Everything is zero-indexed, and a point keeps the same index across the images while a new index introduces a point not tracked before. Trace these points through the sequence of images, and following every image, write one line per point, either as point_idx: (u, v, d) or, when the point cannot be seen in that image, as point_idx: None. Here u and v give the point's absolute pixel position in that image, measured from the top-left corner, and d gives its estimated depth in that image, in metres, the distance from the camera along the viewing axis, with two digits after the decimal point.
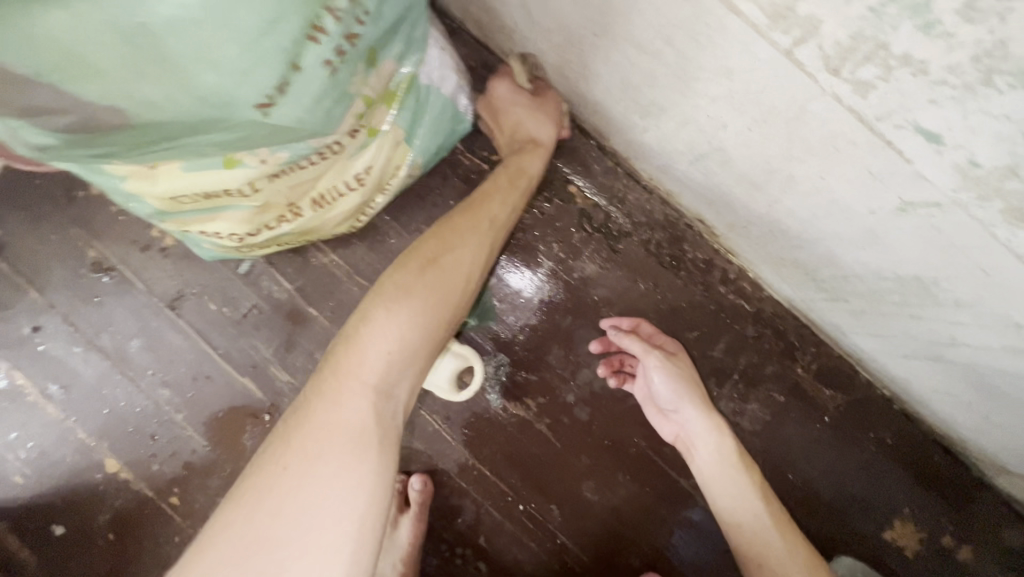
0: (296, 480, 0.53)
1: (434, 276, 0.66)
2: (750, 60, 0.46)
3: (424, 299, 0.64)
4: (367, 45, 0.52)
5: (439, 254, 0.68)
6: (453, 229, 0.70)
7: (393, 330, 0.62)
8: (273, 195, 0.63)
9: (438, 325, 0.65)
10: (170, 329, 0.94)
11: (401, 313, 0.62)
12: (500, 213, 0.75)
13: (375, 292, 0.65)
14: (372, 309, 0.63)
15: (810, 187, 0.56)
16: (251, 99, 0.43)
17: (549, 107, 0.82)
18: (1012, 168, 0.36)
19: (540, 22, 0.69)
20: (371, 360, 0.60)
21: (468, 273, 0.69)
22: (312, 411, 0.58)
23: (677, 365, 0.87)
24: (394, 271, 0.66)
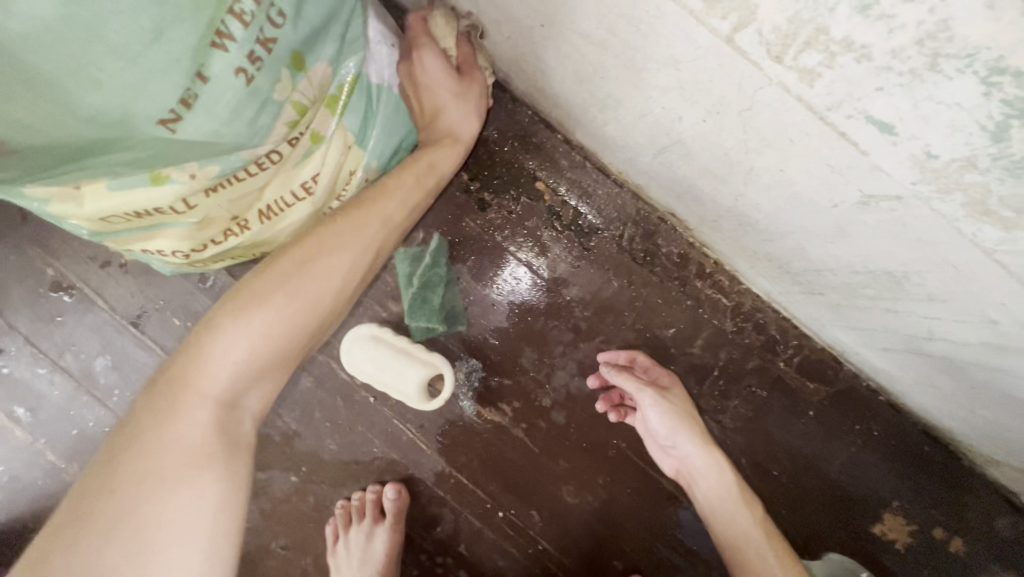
0: (118, 503, 0.52)
1: (304, 281, 0.64)
2: (694, 48, 0.43)
3: (257, 305, 0.62)
4: (289, 48, 0.48)
5: (304, 255, 0.65)
6: (335, 230, 0.68)
7: (243, 340, 0.60)
8: (212, 210, 0.60)
9: (297, 331, 0.64)
10: (134, 346, 0.91)
11: (257, 322, 0.61)
12: (393, 208, 0.72)
13: (229, 300, 0.63)
14: (218, 318, 0.61)
15: (772, 180, 0.53)
16: (150, 114, 0.40)
17: (473, 92, 0.76)
18: (970, 161, 0.33)
19: (487, 13, 0.66)
20: (217, 373, 0.59)
21: (345, 277, 0.68)
22: (125, 430, 0.57)
23: (674, 401, 0.82)
24: (250, 278, 0.64)
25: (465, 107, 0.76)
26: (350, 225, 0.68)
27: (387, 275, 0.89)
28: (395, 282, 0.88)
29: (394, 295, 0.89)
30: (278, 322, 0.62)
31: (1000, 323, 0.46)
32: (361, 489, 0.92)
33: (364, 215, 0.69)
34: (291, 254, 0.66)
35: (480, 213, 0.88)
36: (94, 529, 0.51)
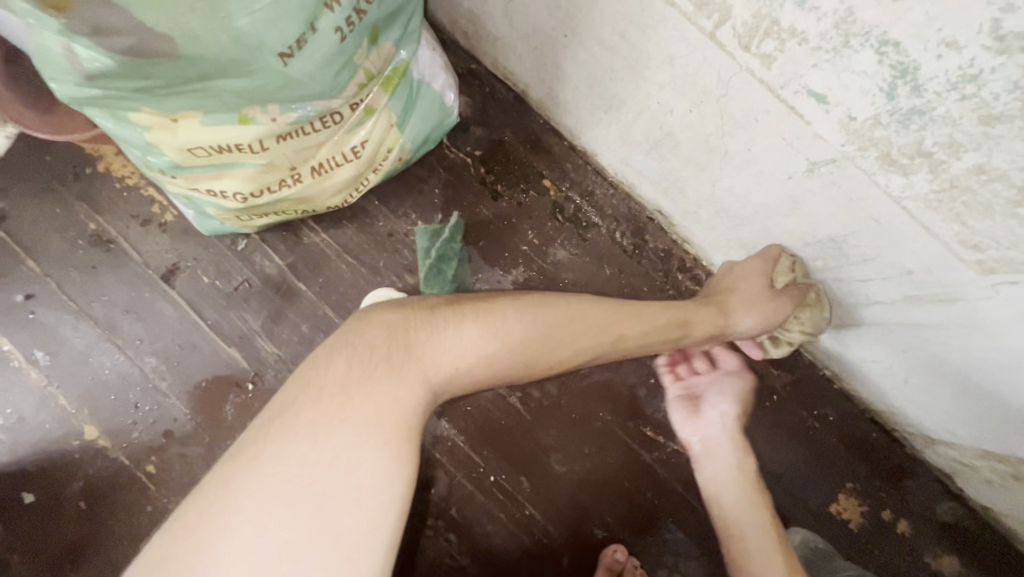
0: (334, 443, 0.55)
1: (547, 322, 0.66)
2: (686, 45, 0.57)
3: (494, 327, 0.64)
4: (371, 23, 0.62)
5: (549, 297, 0.69)
6: (563, 299, 0.70)
7: (475, 350, 0.63)
8: (278, 156, 0.71)
9: (505, 373, 0.65)
10: (162, 300, 0.98)
11: (488, 343, 0.63)
12: (631, 328, 0.71)
13: (468, 302, 0.65)
14: (466, 318, 0.64)
15: (741, 160, 0.66)
16: (276, 47, 0.51)
17: (772, 305, 0.76)
18: (876, 118, 0.47)
19: (519, 28, 0.81)
20: (448, 363, 0.62)
21: (565, 341, 0.68)
22: (360, 361, 0.60)
23: (731, 382, 0.96)
24: (495, 297, 0.67)
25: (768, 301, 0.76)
26: (590, 300, 0.71)
27: (406, 250, 0.99)
28: (414, 257, 0.99)
29: (411, 268, 0.99)
30: (511, 357, 0.64)
31: (914, 273, 0.59)
32: None
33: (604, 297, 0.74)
34: (523, 297, 0.67)
35: (493, 201, 1.01)
36: (308, 452, 0.55)
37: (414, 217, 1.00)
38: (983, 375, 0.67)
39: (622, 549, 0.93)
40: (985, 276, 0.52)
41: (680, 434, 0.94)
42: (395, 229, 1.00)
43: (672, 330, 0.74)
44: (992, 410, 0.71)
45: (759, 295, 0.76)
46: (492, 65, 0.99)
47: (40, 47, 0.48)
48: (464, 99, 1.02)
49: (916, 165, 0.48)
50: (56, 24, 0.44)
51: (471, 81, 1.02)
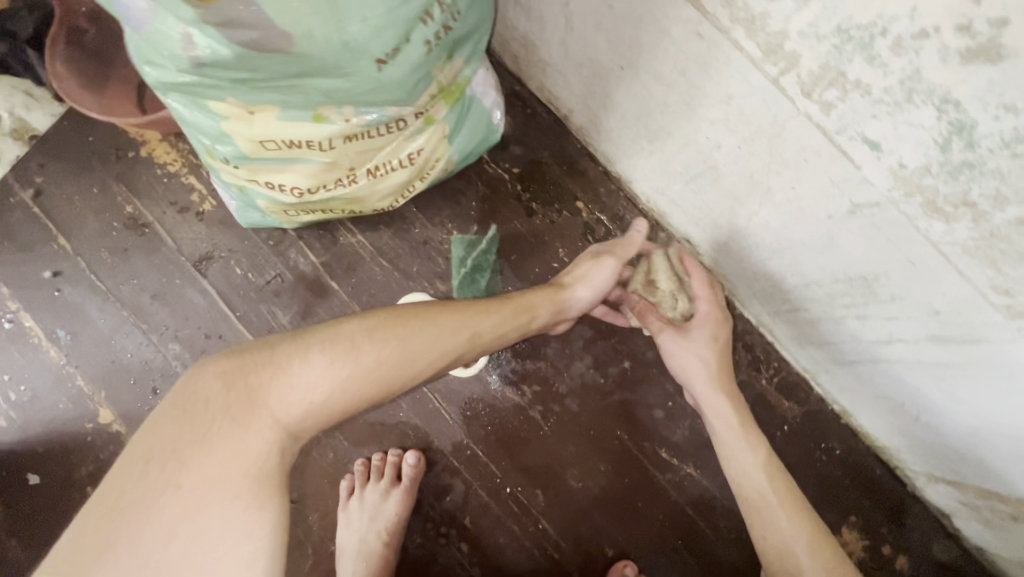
0: (179, 512, 0.51)
1: (391, 342, 0.66)
2: (746, 86, 0.62)
3: (343, 355, 0.62)
4: (452, 39, 0.65)
5: (391, 315, 0.68)
6: (427, 317, 0.71)
7: (330, 382, 0.61)
8: (342, 156, 0.73)
9: (377, 393, 0.64)
10: (192, 288, 0.98)
11: (341, 370, 0.62)
12: (478, 322, 0.76)
13: (303, 335, 0.63)
14: (310, 349, 0.62)
15: (782, 197, 0.71)
16: (376, 53, 0.54)
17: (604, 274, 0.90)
18: (926, 167, 0.51)
19: (575, 57, 0.86)
20: (300, 400, 0.59)
21: (433, 354, 0.70)
22: (193, 421, 0.55)
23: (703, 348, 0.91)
24: (330, 324, 0.65)
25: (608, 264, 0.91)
26: (431, 311, 0.72)
27: (440, 257, 1.02)
28: (447, 265, 1.01)
29: (443, 276, 1.01)
30: (369, 379, 0.63)
31: (941, 313, 0.64)
32: (382, 450, 0.98)
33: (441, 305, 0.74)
34: (371, 317, 0.67)
35: (527, 218, 1.04)
36: (156, 526, 0.50)
37: (450, 227, 1.02)
38: (996, 416, 0.71)
39: (631, 565, 0.95)
40: (1012, 320, 0.57)
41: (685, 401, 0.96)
42: (431, 236, 1.02)
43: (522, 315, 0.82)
44: (998, 453, 0.76)
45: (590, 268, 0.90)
46: (537, 88, 1.03)
47: (158, 36, 0.50)
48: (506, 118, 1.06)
49: (959, 214, 0.52)
50: (192, 16, 0.46)
51: (515, 102, 1.06)
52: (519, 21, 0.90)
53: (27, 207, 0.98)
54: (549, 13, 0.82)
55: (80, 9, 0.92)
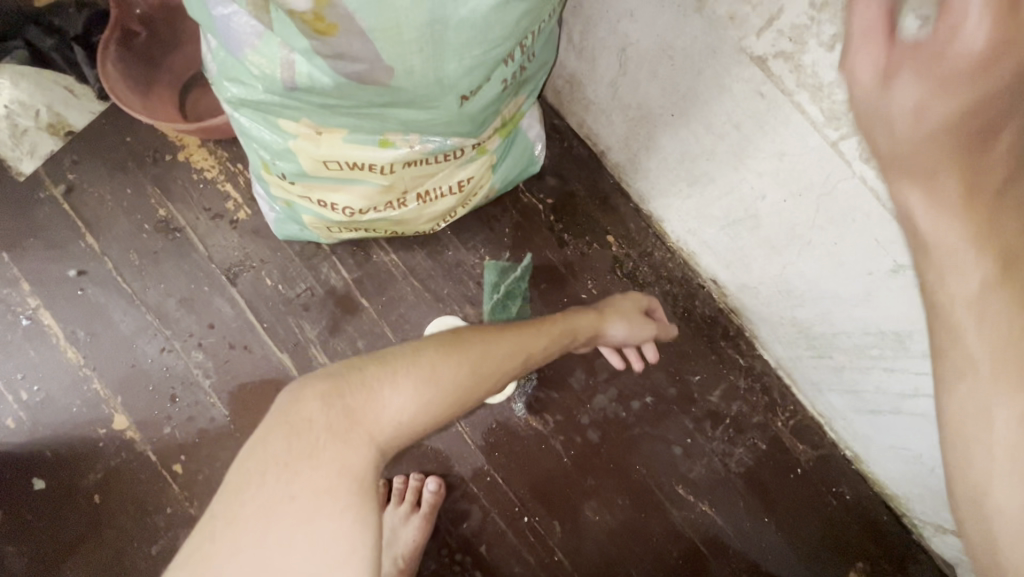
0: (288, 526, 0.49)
1: (470, 360, 0.63)
2: (802, 146, 0.65)
3: (431, 376, 0.59)
4: (523, 78, 0.67)
5: (468, 333, 0.65)
6: (499, 334, 0.69)
7: (418, 403, 0.57)
8: (399, 180, 0.74)
9: (455, 414, 0.61)
10: (220, 296, 0.97)
11: (430, 391, 0.58)
12: (536, 341, 0.74)
13: (389, 355, 0.60)
14: (397, 371, 0.58)
15: (823, 251, 0.74)
16: (463, 90, 0.55)
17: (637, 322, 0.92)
18: None
19: (623, 99, 0.89)
20: (392, 421, 0.56)
21: (508, 371, 0.68)
22: (299, 441, 0.52)
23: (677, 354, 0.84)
24: (412, 344, 0.62)
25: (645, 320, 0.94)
26: (501, 328, 0.70)
27: (471, 281, 1.02)
28: (478, 289, 1.02)
29: (473, 300, 1.02)
30: (451, 399, 0.60)
31: None
32: (402, 474, 0.98)
33: (512, 325, 0.73)
34: (451, 334, 0.65)
35: (559, 248, 1.06)
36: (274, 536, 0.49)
37: (483, 252, 1.04)
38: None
39: None
40: None
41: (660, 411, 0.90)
42: (463, 260, 1.03)
43: (568, 336, 0.81)
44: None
45: (630, 311, 0.92)
46: (577, 124, 1.06)
47: (254, 61, 0.52)
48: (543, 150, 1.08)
49: None
50: (303, 46, 0.47)
51: (553, 135, 1.09)
52: (570, 61, 0.93)
53: (57, 203, 0.97)
54: (604, 56, 0.85)
55: (135, 12, 0.92)
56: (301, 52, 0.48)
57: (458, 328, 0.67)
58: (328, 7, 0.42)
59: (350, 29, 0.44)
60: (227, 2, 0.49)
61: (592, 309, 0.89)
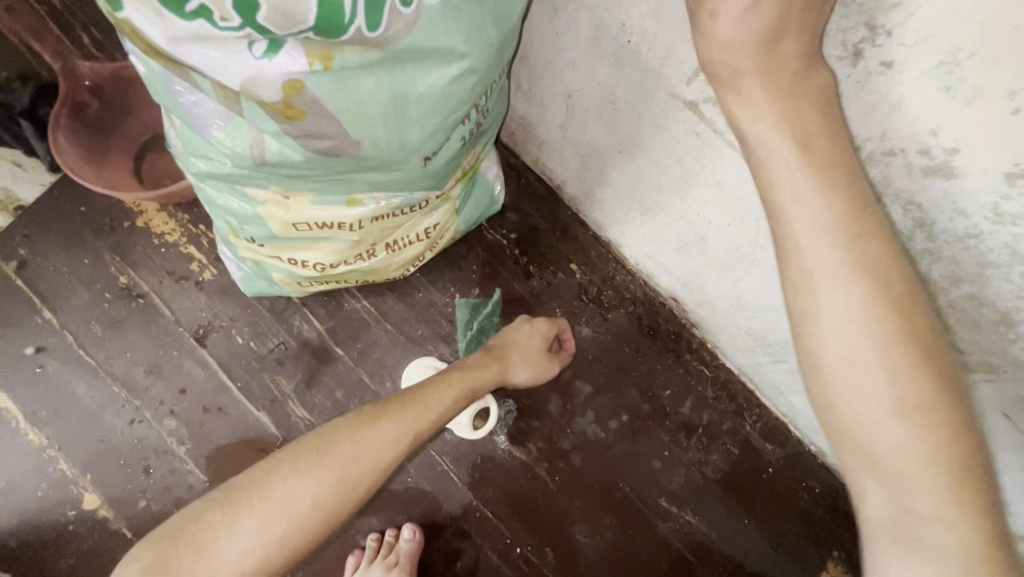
0: None
1: (328, 477, 0.67)
2: (737, 175, 0.72)
3: (275, 512, 0.64)
4: (479, 133, 0.72)
5: (329, 440, 0.70)
6: (367, 426, 0.73)
7: (259, 541, 0.62)
8: (368, 234, 0.77)
9: (313, 536, 0.66)
10: (191, 360, 0.96)
11: (274, 525, 0.63)
12: (415, 424, 0.77)
13: (234, 493, 0.64)
14: (237, 515, 0.63)
15: (767, 266, 0.80)
16: (426, 152, 0.59)
17: (544, 361, 1.01)
18: (895, 251, 0.61)
19: (573, 139, 0.95)
20: (230, 572, 0.61)
21: (379, 463, 0.72)
22: None
23: (542, 366, 1.01)
24: (266, 472, 0.66)
25: (556, 365, 1.03)
26: (368, 422, 0.73)
27: (444, 320, 1.05)
28: (452, 327, 1.04)
29: (447, 338, 1.04)
30: (313, 518, 0.66)
31: None
32: (390, 524, 0.99)
33: (389, 408, 0.77)
34: (306, 446, 0.69)
35: (525, 280, 1.10)
36: None
37: (453, 290, 1.06)
38: None
39: None
40: (967, 374, 0.67)
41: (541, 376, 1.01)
42: (434, 300, 1.05)
43: (466, 396, 0.87)
44: None
45: (538, 356, 1.01)
46: (532, 160, 1.11)
47: (223, 142, 0.54)
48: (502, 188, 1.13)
49: (922, 288, 0.62)
50: (274, 128, 0.50)
51: (510, 172, 1.14)
52: (520, 105, 0.99)
53: (10, 281, 0.95)
54: (552, 101, 0.91)
55: (84, 83, 0.93)
56: (273, 133, 0.51)
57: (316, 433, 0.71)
58: (296, 97, 0.47)
59: (318, 113, 0.48)
60: (194, 90, 0.51)
61: (495, 361, 0.95)
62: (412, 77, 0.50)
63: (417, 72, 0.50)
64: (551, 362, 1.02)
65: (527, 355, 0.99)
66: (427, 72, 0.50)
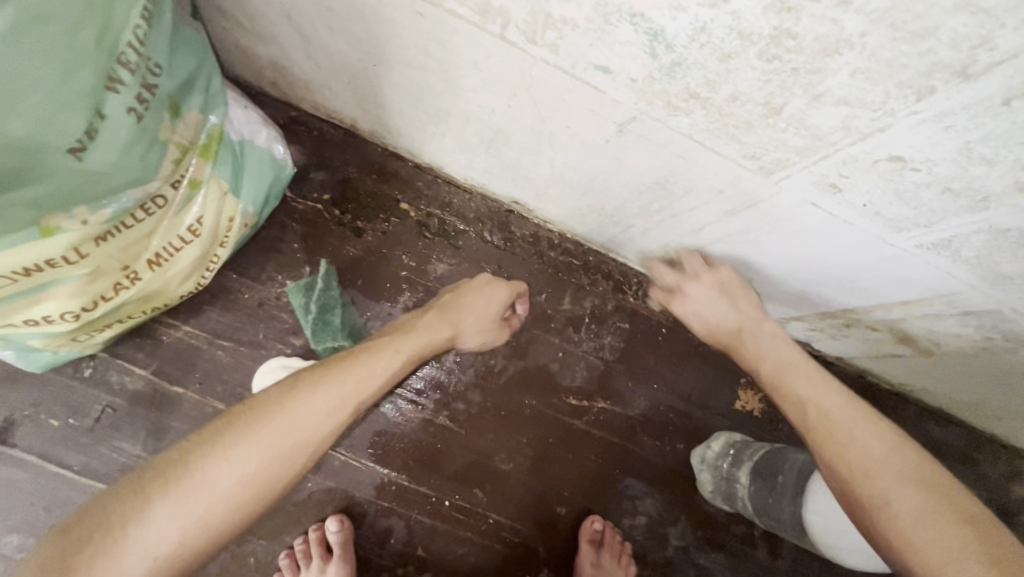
0: None
1: (260, 450, 0.61)
2: (482, 49, 0.63)
3: (193, 494, 0.57)
4: (165, 96, 0.61)
5: (258, 409, 0.63)
6: (295, 390, 0.66)
7: (178, 528, 0.55)
8: (102, 259, 0.64)
9: (242, 515, 0.60)
10: (5, 465, 0.83)
11: (192, 509, 0.56)
12: (356, 388, 0.70)
13: (147, 477, 0.57)
14: (151, 502, 0.55)
15: (566, 137, 0.74)
16: (63, 144, 0.50)
17: (495, 331, 0.94)
18: (651, 75, 0.55)
19: (327, 67, 0.82)
20: (141, 562, 0.53)
21: (318, 432, 0.65)
22: None
23: (494, 337, 0.94)
24: (187, 452, 0.59)
25: (505, 332, 0.96)
26: (299, 386, 0.66)
27: (283, 313, 0.94)
28: (294, 318, 0.94)
29: (294, 331, 0.94)
30: (243, 496, 0.60)
31: (723, 190, 0.71)
32: (305, 532, 0.93)
33: (327, 367, 0.70)
34: (228, 423, 0.62)
35: (358, 238, 0.99)
36: None
37: (282, 278, 0.95)
38: (809, 258, 0.79)
39: (599, 519, 1.00)
40: (769, 176, 0.64)
41: (498, 338, 0.95)
42: (264, 297, 0.94)
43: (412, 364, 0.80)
44: (825, 285, 0.85)
45: (488, 324, 0.93)
46: (312, 107, 0.97)
47: None
48: (294, 148, 1.00)
49: (691, 106, 0.58)
50: None
51: (296, 128, 1.00)
52: (257, 47, 0.84)
53: None
54: (279, 29, 0.77)
55: None
56: None
57: (245, 403, 0.65)
58: None
59: None
60: None
61: (449, 328, 0.86)
62: None
63: None
64: (502, 331, 0.95)
65: (483, 314, 0.91)
66: None
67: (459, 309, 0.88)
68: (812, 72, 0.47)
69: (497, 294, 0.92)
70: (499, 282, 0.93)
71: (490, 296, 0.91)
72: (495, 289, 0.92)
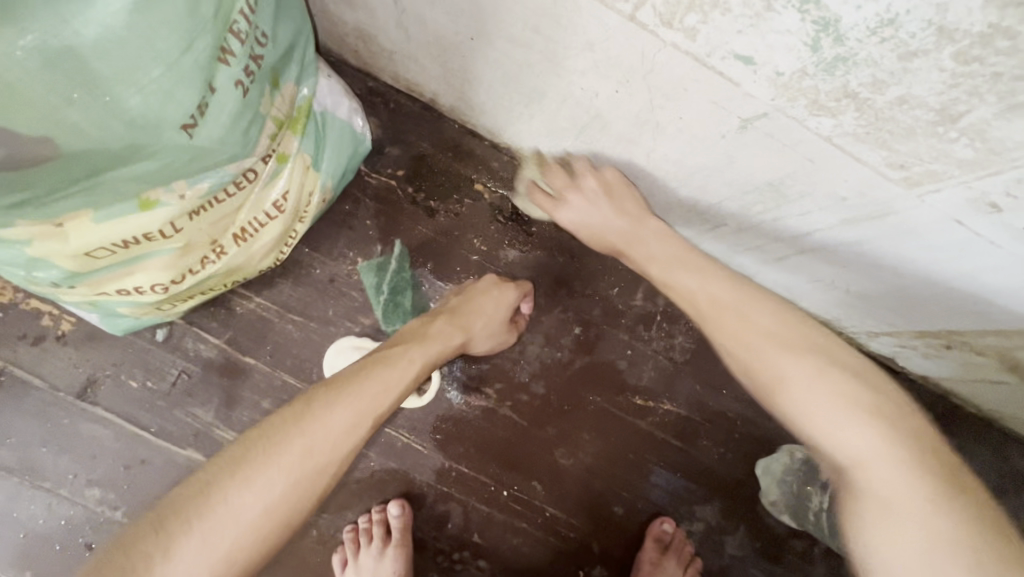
0: None
1: (279, 477, 0.61)
2: (604, 29, 0.57)
3: (217, 526, 0.57)
4: (268, 67, 0.58)
5: (273, 436, 0.63)
6: (311, 411, 0.65)
7: (204, 560, 0.56)
8: (194, 233, 0.63)
9: (266, 544, 0.61)
10: (87, 422, 0.86)
11: (217, 540, 0.57)
12: (376, 402, 0.70)
13: (171, 514, 0.57)
14: (174, 541, 0.55)
15: (675, 127, 0.68)
16: (177, 119, 0.49)
17: (505, 334, 0.92)
18: (803, 70, 0.49)
19: (418, 38, 0.77)
20: None
21: (337, 454, 0.65)
22: None
23: (505, 340, 0.93)
24: (206, 486, 0.59)
25: (514, 336, 0.94)
26: (312, 406, 0.66)
27: (353, 291, 0.93)
28: (364, 297, 0.93)
29: (363, 310, 0.93)
30: (266, 524, 0.60)
31: (848, 198, 0.64)
32: (367, 511, 0.94)
33: (345, 383, 0.69)
34: (245, 450, 0.62)
35: (430, 219, 0.96)
36: None
37: (353, 255, 0.93)
38: (926, 276, 0.72)
39: (669, 520, 0.99)
40: (913, 189, 0.57)
41: (506, 340, 0.93)
42: (335, 273, 0.93)
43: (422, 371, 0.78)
44: (937, 304, 0.78)
45: (499, 328, 0.90)
46: (392, 79, 0.93)
47: None
48: (371, 121, 0.96)
49: (842, 107, 0.51)
50: None
51: (374, 100, 0.96)
52: (345, 14, 0.80)
53: None
54: None
55: None
56: None
57: (261, 427, 0.65)
58: None
59: None
60: None
61: (458, 332, 0.84)
62: (61, 21, 0.39)
63: (64, 12, 0.39)
64: (511, 334, 0.93)
65: (491, 320, 0.88)
66: (83, 9, 0.39)
67: (467, 314, 0.86)
68: (1018, 79, 0.40)
69: (505, 297, 0.90)
70: (510, 285, 0.91)
71: (497, 300, 0.89)
72: (503, 292, 0.90)
